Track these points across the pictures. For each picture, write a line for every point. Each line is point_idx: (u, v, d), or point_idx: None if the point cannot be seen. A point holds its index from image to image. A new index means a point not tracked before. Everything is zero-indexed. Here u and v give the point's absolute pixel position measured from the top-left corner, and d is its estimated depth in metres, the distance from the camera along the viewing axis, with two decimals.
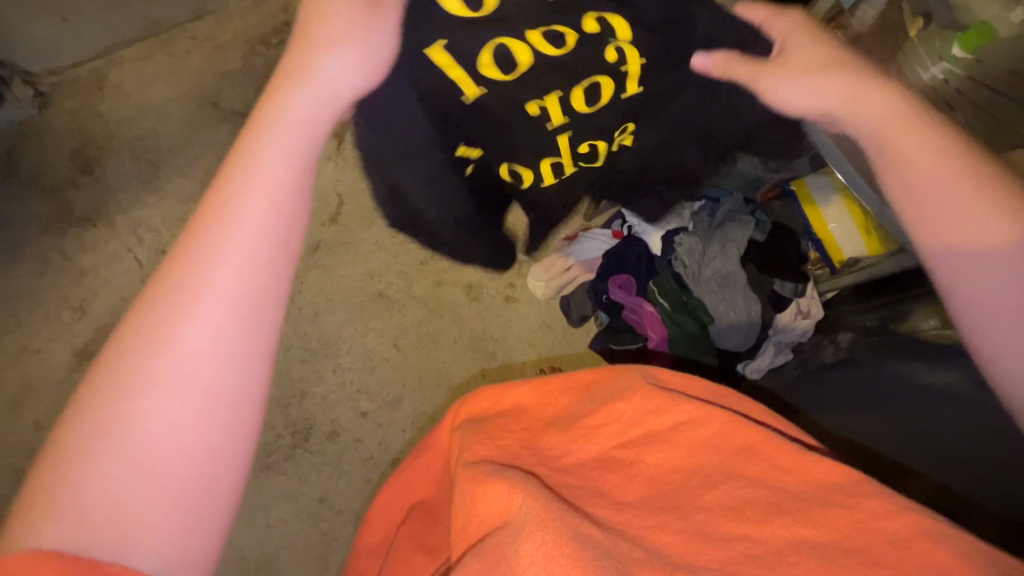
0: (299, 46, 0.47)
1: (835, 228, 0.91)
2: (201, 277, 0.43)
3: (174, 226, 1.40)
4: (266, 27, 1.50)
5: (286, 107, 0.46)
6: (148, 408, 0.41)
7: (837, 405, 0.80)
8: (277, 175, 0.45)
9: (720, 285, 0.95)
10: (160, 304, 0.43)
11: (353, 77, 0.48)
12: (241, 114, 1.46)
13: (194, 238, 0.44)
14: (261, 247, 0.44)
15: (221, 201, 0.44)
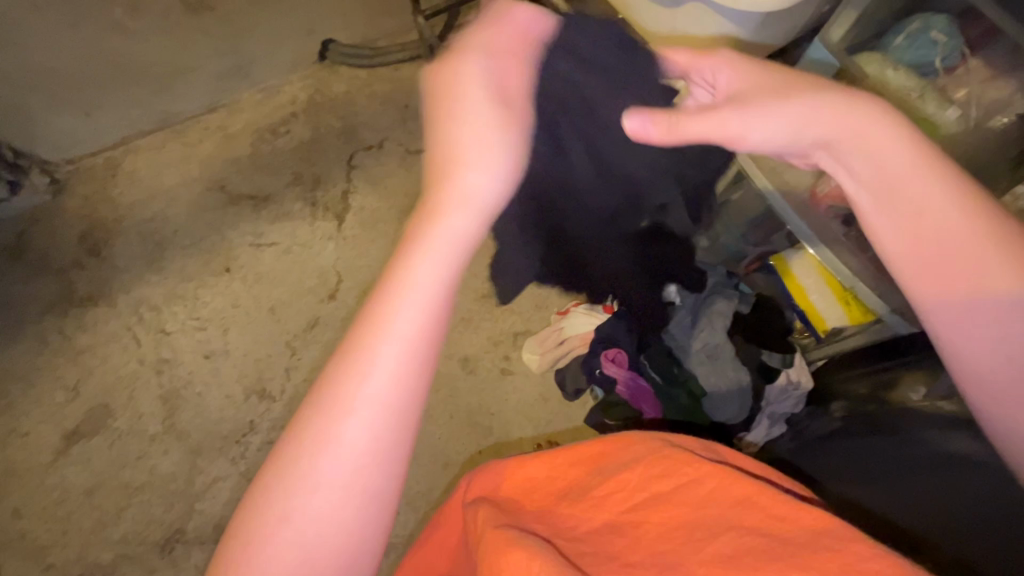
0: (453, 160, 0.56)
1: (815, 300, 0.93)
2: (352, 396, 0.48)
3: (175, 304, 1.43)
4: (274, 118, 1.61)
5: (453, 215, 0.54)
6: (324, 467, 0.46)
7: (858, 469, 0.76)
8: (420, 293, 0.51)
9: (708, 357, 0.96)
10: (326, 411, 0.47)
11: (469, 223, 0.55)
12: (247, 197, 1.53)
13: (356, 339, 0.49)
14: (417, 346, 0.50)
15: (378, 312, 0.50)
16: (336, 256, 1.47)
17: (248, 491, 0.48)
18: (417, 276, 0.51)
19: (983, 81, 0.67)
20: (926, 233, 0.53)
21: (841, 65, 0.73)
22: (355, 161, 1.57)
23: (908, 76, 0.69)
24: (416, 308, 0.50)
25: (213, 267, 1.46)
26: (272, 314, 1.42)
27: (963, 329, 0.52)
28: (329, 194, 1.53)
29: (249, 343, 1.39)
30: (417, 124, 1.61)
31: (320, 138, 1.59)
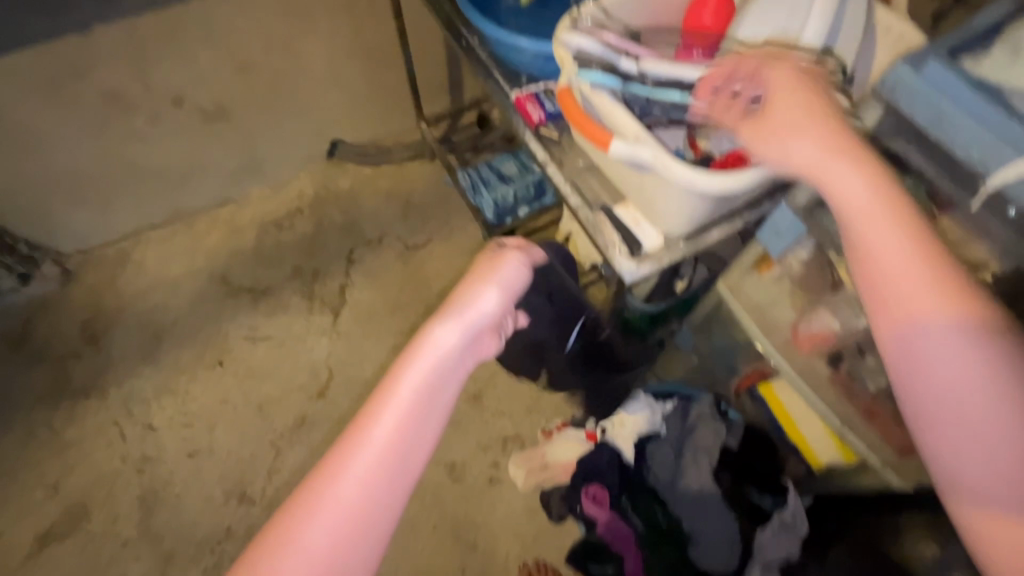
0: (456, 294, 0.66)
1: (806, 434, 0.89)
2: (330, 500, 0.51)
3: (164, 398, 1.42)
4: (280, 212, 1.68)
5: (445, 328, 0.61)
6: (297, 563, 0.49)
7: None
8: (414, 395, 0.57)
9: (695, 497, 0.91)
10: (303, 508, 0.51)
11: (457, 338, 0.61)
12: (247, 289, 1.56)
13: (350, 440, 0.54)
14: (399, 452, 0.54)
15: (371, 418, 0.55)
16: (328, 351, 1.48)
17: None
18: (406, 381, 0.57)
19: (958, 243, 0.64)
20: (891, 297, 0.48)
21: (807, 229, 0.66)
22: (355, 256, 1.60)
23: None
24: (404, 413, 0.56)
25: (207, 360, 1.47)
26: (260, 411, 1.41)
27: (926, 397, 0.47)
28: (327, 288, 1.56)
29: (234, 442, 1.37)
30: (416, 220, 1.65)
31: (322, 232, 1.64)
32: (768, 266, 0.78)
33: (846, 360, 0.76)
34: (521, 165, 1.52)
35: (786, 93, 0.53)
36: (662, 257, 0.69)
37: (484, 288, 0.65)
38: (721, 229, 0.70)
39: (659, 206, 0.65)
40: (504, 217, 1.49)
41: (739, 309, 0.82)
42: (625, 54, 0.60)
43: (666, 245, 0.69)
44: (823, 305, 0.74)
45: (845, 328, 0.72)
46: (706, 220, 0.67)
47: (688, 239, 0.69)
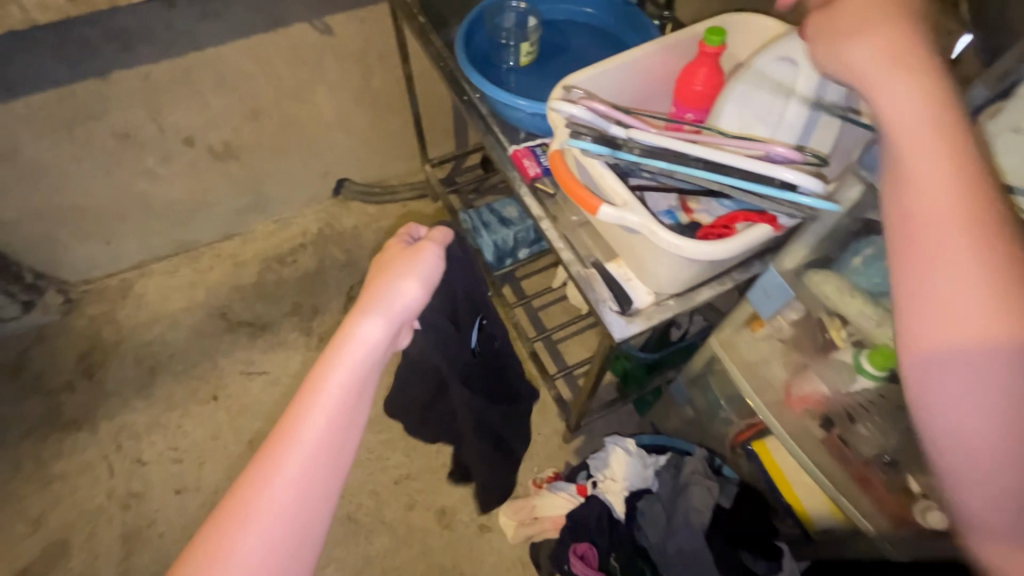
0: (371, 283, 0.59)
1: (801, 494, 0.89)
2: (248, 521, 0.48)
3: (155, 433, 1.41)
4: (283, 248, 1.70)
5: (366, 323, 0.55)
6: None
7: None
8: (334, 401, 0.52)
9: (685, 561, 0.87)
10: (230, 523, 0.48)
11: (381, 333, 0.55)
12: (246, 324, 1.57)
13: (266, 457, 0.50)
14: (319, 463, 0.51)
15: (286, 432, 0.51)
16: None
17: None
18: (326, 389, 0.52)
19: None
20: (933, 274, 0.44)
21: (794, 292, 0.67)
22: (355, 293, 1.62)
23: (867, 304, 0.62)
24: (325, 422, 0.51)
25: (201, 395, 1.46)
26: (250, 449, 1.39)
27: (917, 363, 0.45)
28: (325, 325, 1.57)
29: (222, 480, 1.35)
30: None
31: (324, 269, 1.66)
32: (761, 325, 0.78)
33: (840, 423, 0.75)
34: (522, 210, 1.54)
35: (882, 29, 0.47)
36: (652, 315, 0.69)
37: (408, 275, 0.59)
38: (710, 288, 0.70)
39: (649, 265, 0.66)
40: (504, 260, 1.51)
41: (733, 367, 0.82)
42: (615, 122, 0.62)
43: (656, 303, 0.70)
44: (813, 368, 0.74)
45: (836, 394, 0.72)
46: (695, 280, 0.68)
47: (678, 297, 0.70)
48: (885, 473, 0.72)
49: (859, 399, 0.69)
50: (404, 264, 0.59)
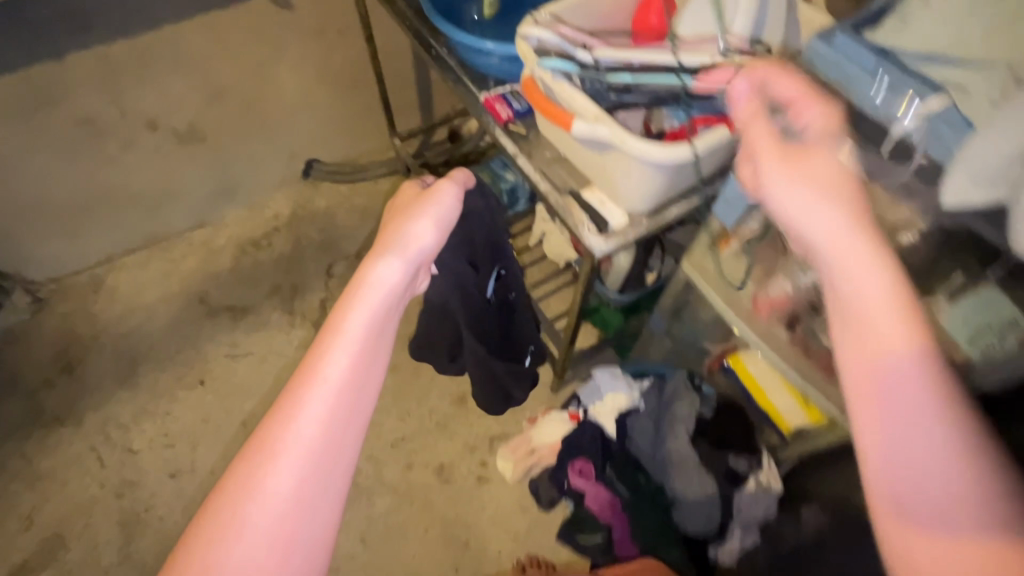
0: (385, 234, 0.65)
1: (775, 401, 0.94)
2: (282, 445, 0.51)
3: (143, 421, 1.40)
4: (257, 232, 1.69)
5: (384, 264, 0.61)
6: (259, 509, 0.50)
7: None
8: (357, 333, 0.56)
9: (676, 467, 0.96)
10: (263, 448, 0.51)
11: (399, 273, 0.61)
12: (226, 308, 1.56)
13: (295, 389, 0.53)
14: (346, 389, 0.54)
15: (314, 365, 0.54)
16: None
17: (182, 543, 0.50)
18: (350, 324, 0.56)
19: None
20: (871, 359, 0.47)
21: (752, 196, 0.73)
22: (334, 270, 1.63)
23: None
24: (350, 352, 0.55)
25: (187, 380, 1.46)
26: (243, 428, 1.40)
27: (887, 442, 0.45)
28: (307, 303, 1.57)
29: (217, 460, 1.36)
30: None
31: (300, 249, 1.67)
32: (726, 243, 0.84)
33: (803, 321, 0.81)
34: (493, 174, 1.57)
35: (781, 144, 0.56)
36: (626, 233, 0.74)
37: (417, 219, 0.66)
38: (679, 207, 0.76)
39: (621, 184, 0.71)
40: None
41: (704, 283, 0.89)
42: (580, 46, 0.68)
43: (630, 222, 0.75)
44: (777, 272, 0.80)
45: (797, 290, 0.79)
46: (664, 197, 0.73)
47: (650, 215, 0.75)
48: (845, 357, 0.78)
49: (818, 291, 0.75)
50: (416, 211, 0.67)
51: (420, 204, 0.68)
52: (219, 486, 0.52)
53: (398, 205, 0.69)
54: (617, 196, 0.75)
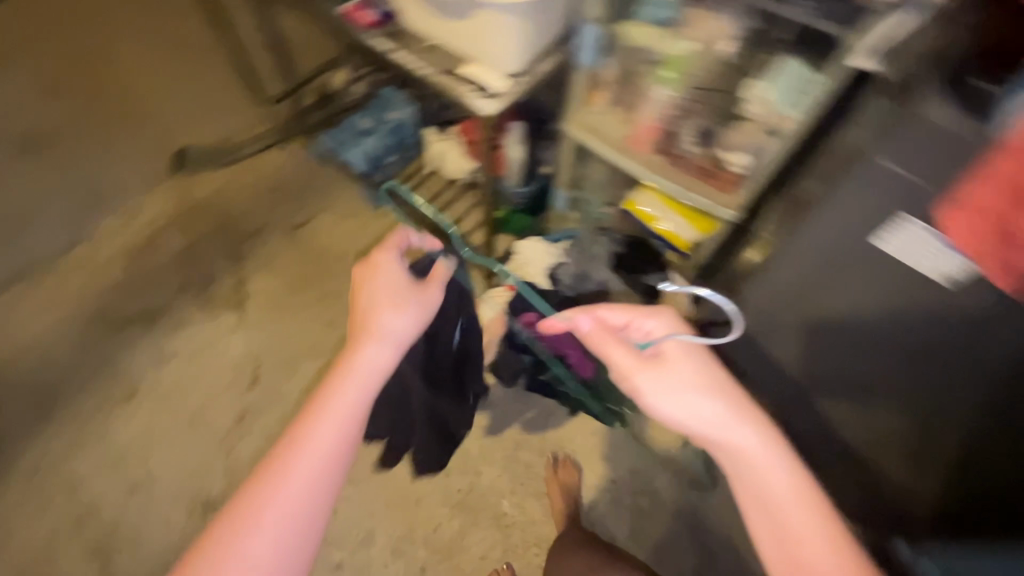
0: (367, 308, 0.76)
1: (669, 225, 1.07)
2: (271, 501, 0.61)
3: (82, 450, 1.32)
4: (143, 235, 1.58)
5: (371, 346, 0.72)
6: (243, 550, 0.59)
7: (779, 327, 0.83)
8: (348, 411, 0.67)
9: (606, 295, 1.04)
10: (253, 500, 0.61)
11: (384, 356, 0.72)
12: (134, 318, 1.47)
13: (287, 443, 0.64)
14: (335, 458, 0.64)
15: (302, 432, 0.65)
16: (245, 345, 1.45)
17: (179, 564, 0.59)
18: (343, 394, 0.68)
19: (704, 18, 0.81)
20: (747, 478, 0.65)
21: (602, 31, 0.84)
22: (241, 251, 1.58)
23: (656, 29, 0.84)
24: (338, 427, 0.66)
25: (115, 397, 1.38)
26: (194, 423, 1.36)
27: (773, 503, 0.62)
28: (222, 290, 1.52)
29: (177, 461, 1.32)
30: (291, 201, 1.65)
31: (197, 240, 1.59)
32: (596, 95, 0.95)
33: (671, 138, 0.90)
34: (376, 117, 1.59)
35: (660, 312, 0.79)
36: (509, 93, 0.83)
37: (397, 300, 0.77)
38: (547, 63, 0.87)
39: (493, 48, 0.81)
40: (375, 167, 1.57)
41: (586, 137, 0.98)
42: None
43: (509, 84, 0.84)
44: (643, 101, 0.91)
45: (661, 111, 0.89)
46: (533, 54, 0.83)
47: (525, 73, 0.85)
48: (709, 153, 0.88)
49: (676, 105, 0.87)
50: (388, 290, 0.77)
51: (404, 288, 0.78)
52: (209, 529, 0.61)
53: (380, 281, 0.78)
54: (492, 63, 0.84)
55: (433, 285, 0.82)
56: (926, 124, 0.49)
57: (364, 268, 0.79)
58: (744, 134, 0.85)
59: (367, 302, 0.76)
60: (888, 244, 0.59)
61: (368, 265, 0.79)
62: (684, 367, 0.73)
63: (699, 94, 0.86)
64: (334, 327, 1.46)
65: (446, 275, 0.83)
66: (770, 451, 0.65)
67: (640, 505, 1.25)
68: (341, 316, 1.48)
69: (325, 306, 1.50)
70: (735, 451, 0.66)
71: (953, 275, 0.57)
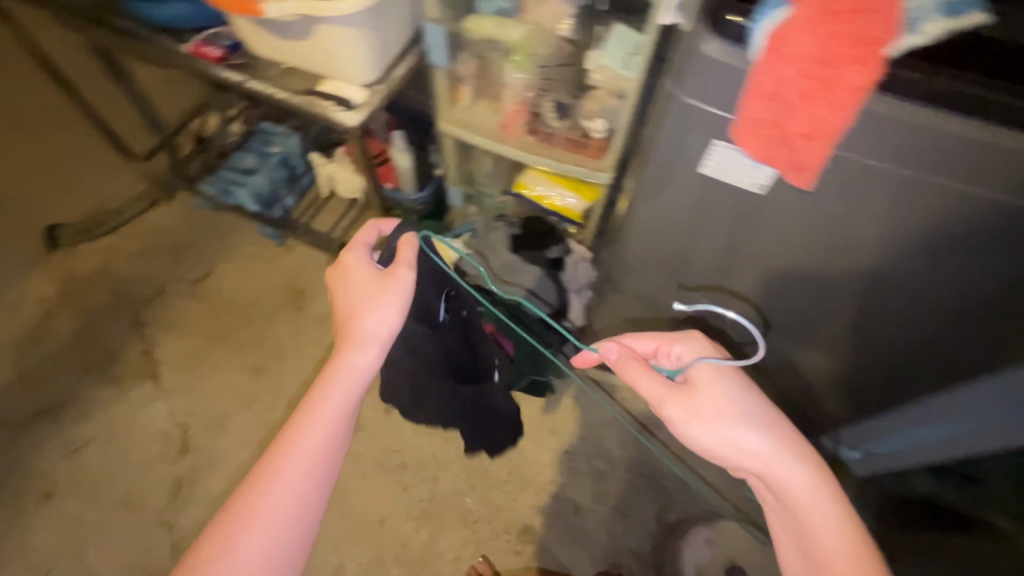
0: (350, 311, 0.74)
1: (558, 200, 1.13)
2: (274, 484, 0.63)
3: (4, 566, 1.22)
4: (29, 325, 1.47)
5: (356, 351, 0.71)
6: (248, 535, 0.61)
7: (735, 266, 0.86)
8: (336, 404, 0.69)
9: (506, 274, 1.04)
10: (258, 484, 0.63)
11: (370, 358, 0.71)
12: (36, 413, 1.37)
13: (286, 432, 0.67)
14: (327, 444, 0.67)
15: (299, 422, 0.67)
16: (168, 412, 1.37)
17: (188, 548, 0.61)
18: (333, 390, 0.69)
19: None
20: (789, 498, 0.70)
21: (445, 29, 0.86)
22: (144, 318, 1.49)
23: (497, 20, 0.87)
24: (330, 419, 0.68)
25: (32, 501, 1.28)
26: (126, 506, 1.27)
27: (813, 522, 0.68)
28: (130, 362, 1.43)
29: (114, 550, 1.23)
30: (189, 255, 1.58)
31: (91, 317, 1.49)
32: (462, 90, 1.00)
33: (538, 117, 0.96)
34: (259, 154, 1.56)
35: (686, 341, 0.85)
36: (370, 101, 0.85)
37: (374, 296, 0.73)
38: (402, 66, 0.89)
39: (344, 61, 0.82)
40: (270, 204, 1.53)
41: (461, 131, 1.01)
42: None
43: (370, 93, 0.86)
44: (505, 88, 0.95)
45: (522, 95, 0.94)
46: (385, 60, 0.85)
47: (383, 80, 0.87)
48: (570, 124, 0.96)
49: (533, 87, 0.93)
50: (372, 296, 0.73)
51: (377, 278, 0.75)
52: (222, 512, 0.63)
53: (355, 278, 0.75)
54: (347, 75, 0.85)
55: (409, 268, 0.75)
56: (705, 58, 0.49)
57: (337, 271, 0.77)
58: (597, 102, 0.92)
59: (345, 304, 0.74)
60: (712, 164, 0.59)
61: (347, 265, 0.76)
62: (716, 397, 0.77)
63: (549, 73, 0.92)
64: (260, 372, 1.42)
65: (413, 253, 0.76)
66: (808, 475, 0.70)
67: (597, 468, 1.30)
68: (265, 359, 1.43)
69: (246, 353, 1.44)
70: (771, 472, 0.71)
71: (764, 184, 0.59)
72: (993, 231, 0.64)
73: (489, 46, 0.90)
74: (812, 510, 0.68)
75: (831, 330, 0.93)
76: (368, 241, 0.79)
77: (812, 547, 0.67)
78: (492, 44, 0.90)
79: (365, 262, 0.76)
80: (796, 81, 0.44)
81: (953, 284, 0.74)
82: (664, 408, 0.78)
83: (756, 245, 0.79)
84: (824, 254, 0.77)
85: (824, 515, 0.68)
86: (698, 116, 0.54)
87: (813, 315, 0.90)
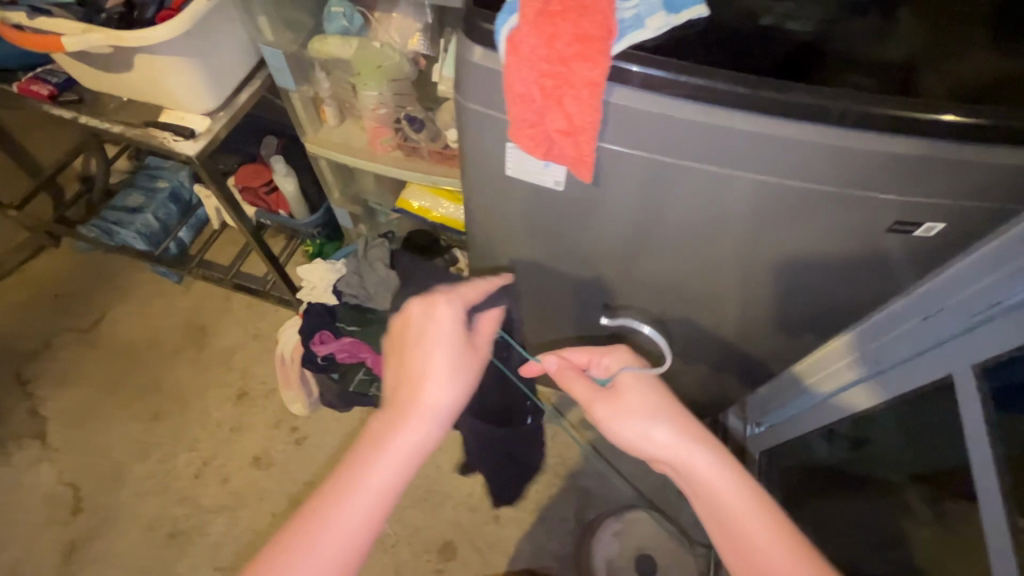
0: (415, 372, 0.63)
1: (442, 212, 1.13)
2: (308, 550, 0.51)
3: None
4: None
5: (416, 423, 0.59)
6: None
7: (620, 276, 0.77)
8: (390, 467, 0.56)
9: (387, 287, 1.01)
10: (293, 546, 0.51)
11: (430, 434, 0.59)
12: None
13: (329, 487, 0.54)
14: (374, 512, 0.54)
15: (344, 478, 0.54)
16: (58, 472, 1.28)
17: None
18: (389, 452, 0.56)
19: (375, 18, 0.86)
20: (711, 502, 0.61)
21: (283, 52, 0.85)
22: (27, 374, 1.40)
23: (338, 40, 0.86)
24: (378, 486, 0.55)
25: None
26: None
27: (738, 524, 0.59)
28: (13, 423, 1.34)
29: None
30: (75, 302, 1.48)
31: None
32: (324, 110, 0.98)
33: (400, 129, 0.96)
34: (145, 190, 1.50)
35: (618, 350, 0.80)
36: (211, 129, 0.84)
37: (442, 364, 0.63)
38: (247, 92, 0.89)
39: (177, 90, 0.81)
40: (159, 241, 1.47)
41: (326, 151, 0.99)
42: None
43: (213, 120, 0.85)
44: (363, 106, 0.94)
45: (381, 111, 0.94)
46: (224, 87, 0.85)
47: (226, 107, 0.86)
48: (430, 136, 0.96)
49: (388, 103, 0.93)
50: (434, 353, 0.64)
51: (451, 332, 0.66)
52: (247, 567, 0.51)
53: (428, 329, 0.66)
54: (185, 105, 0.84)
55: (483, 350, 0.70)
56: (472, 64, 0.51)
57: (408, 319, 0.67)
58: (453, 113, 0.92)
59: (416, 359, 0.64)
60: (512, 162, 0.60)
61: (427, 311, 0.67)
62: (640, 398, 0.70)
63: (402, 88, 0.92)
64: (158, 418, 1.34)
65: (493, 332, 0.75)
66: (725, 469, 0.61)
67: None
68: (164, 403, 1.36)
69: (142, 399, 1.37)
70: (690, 469, 0.63)
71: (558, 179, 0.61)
72: (783, 224, 0.59)
73: (337, 67, 0.90)
74: (732, 510, 0.60)
75: (712, 333, 0.87)
76: (470, 299, 0.72)
77: (743, 551, 0.58)
78: (339, 64, 0.89)
79: (451, 323, 0.67)
80: (537, 80, 0.48)
81: (824, 271, 0.67)
82: (595, 412, 0.73)
83: (604, 264, 0.74)
84: (640, 261, 0.72)
85: (747, 512, 0.59)
86: (482, 120, 0.56)
87: (714, 314, 0.81)
